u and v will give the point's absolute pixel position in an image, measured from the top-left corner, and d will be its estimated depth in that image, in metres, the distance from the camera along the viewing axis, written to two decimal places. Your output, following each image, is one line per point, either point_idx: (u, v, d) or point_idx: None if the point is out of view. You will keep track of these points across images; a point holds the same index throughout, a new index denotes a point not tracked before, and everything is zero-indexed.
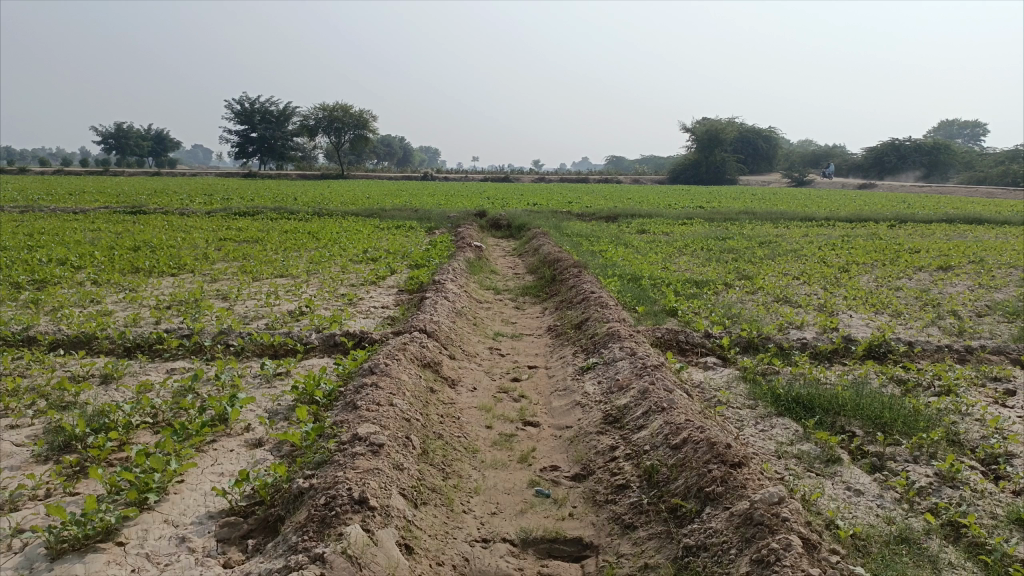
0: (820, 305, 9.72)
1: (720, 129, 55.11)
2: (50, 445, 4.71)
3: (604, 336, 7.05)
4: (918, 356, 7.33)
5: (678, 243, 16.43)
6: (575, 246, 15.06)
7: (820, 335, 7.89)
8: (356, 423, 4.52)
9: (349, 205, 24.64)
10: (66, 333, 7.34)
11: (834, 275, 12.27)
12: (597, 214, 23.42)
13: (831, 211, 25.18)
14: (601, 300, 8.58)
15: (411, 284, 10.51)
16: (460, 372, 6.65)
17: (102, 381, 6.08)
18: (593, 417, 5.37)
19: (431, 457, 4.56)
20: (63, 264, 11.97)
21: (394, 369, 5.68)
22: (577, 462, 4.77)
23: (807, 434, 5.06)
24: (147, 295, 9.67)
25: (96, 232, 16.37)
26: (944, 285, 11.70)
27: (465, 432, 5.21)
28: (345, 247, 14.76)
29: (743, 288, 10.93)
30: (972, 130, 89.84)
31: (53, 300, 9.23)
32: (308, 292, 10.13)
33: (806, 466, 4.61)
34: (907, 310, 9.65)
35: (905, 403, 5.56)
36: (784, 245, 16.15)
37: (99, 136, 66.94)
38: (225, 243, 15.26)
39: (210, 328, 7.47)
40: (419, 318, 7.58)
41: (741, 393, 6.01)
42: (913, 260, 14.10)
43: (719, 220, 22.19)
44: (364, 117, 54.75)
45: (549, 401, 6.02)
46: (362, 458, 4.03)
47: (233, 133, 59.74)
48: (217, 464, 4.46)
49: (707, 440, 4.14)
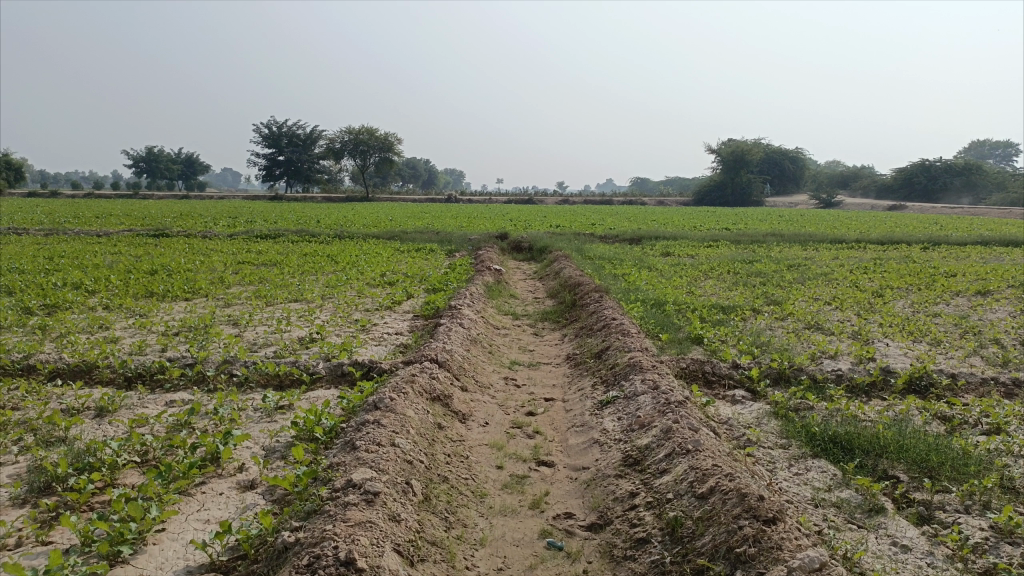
0: (854, 333, 9.24)
1: (747, 150, 54.47)
2: (30, 487, 4.41)
3: (625, 368, 6.66)
4: (963, 391, 6.83)
5: (704, 266, 16.00)
6: (597, 269, 14.70)
7: (856, 365, 7.43)
8: (352, 466, 4.18)
9: (371, 228, 24.50)
10: (68, 360, 7.11)
11: (868, 300, 11.77)
12: (622, 235, 23.06)
13: (862, 232, 24.62)
14: (622, 327, 8.20)
15: (427, 309, 10.21)
16: (472, 406, 6.29)
17: (96, 415, 5.80)
18: (612, 458, 4.97)
19: (432, 504, 4.20)
20: (78, 288, 11.82)
21: (400, 404, 5.32)
22: (593, 509, 4.37)
23: (846, 479, 4.63)
24: (157, 320, 9.44)
25: (115, 255, 16.27)
26: (984, 311, 11.14)
27: (474, 474, 4.84)
28: (362, 270, 14.51)
29: (772, 314, 10.47)
30: (1005, 151, 88.48)
31: (61, 326, 9.02)
32: (321, 317, 9.86)
33: (846, 517, 4.19)
34: (947, 338, 9.14)
35: (952, 444, 5.11)
36: (814, 268, 15.66)
37: (130, 160, 68.10)
38: (242, 266, 15.07)
39: (215, 356, 7.20)
40: (431, 346, 7.24)
41: (773, 431, 5.58)
42: (949, 284, 13.55)
43: (745, 242, 21.65)
44: (388, 140, 54.94)
45: (565, 439, 5.64)
46: (354, 508, 3.68)
47: (261, 157, 60.43)
48: (204, 510, 4.14)
49: (737, 491, 3.73)
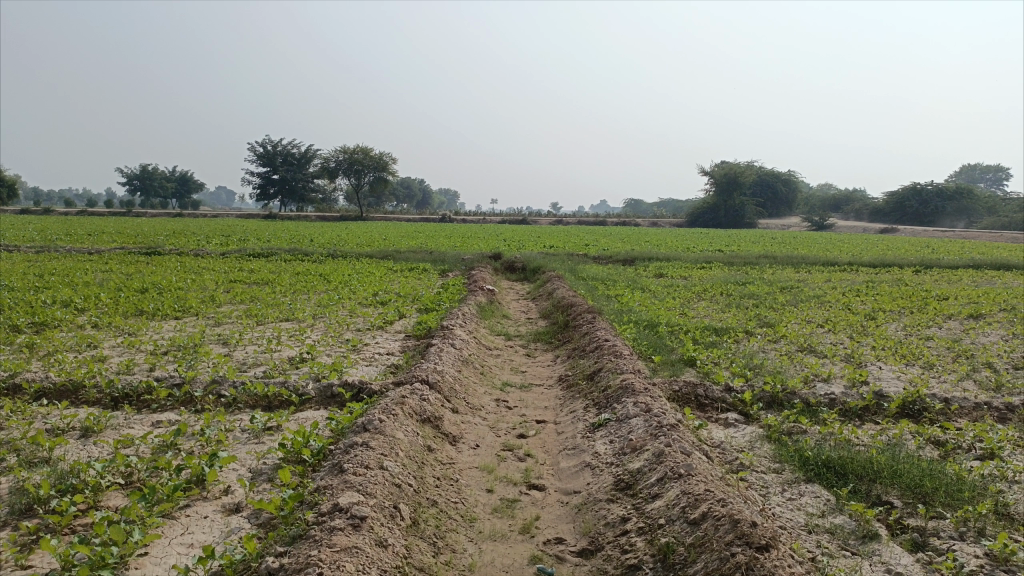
0: (847, 356, 9.22)
1: (740, 172, 54.77)
2: (10, 509, 4.31)
3: (617, 390, 6.61)
4: (956, 415, 6.81)
5: (697, 287, 16.00)
6: (590, 290, 14.68)
7: (849, 389, 7.40)
8: (339, 490, 4.11)
9: (364, 247, 24.46)
10: (54, 379, 7.02)
11: (860, 323, 11.76)
12: (615, 256, 23.08)
13: (855, 255, 24.70)
14: (615, 348, 8.16)
15: (419, 329, 10.15)
16: (462, 428, 6.22)
17: (81, 436, 5.71)
18: (604, 482, 4.92)
19: (420, 529, 4.14)
20: (67, 306, 11.73)
21: (390, 426, 5.26)
22: (584, 534, 4.31)
23: (840, 505, 4.58)
24: (146, 339, 9.35)
25: (106, 273, 16.16)
26: (976, 335, 11.15)
27: (464, 497, 4.78)
28: (355, 289, 14.44)
29: (764, 337, 10.44)
30: (995, 175, 89.27)
31: (49, 344, 8.92)
32: (312, 336, 9.79)
33: (840, 543, 4.14)
34: (939, 361, 9.13)
35: (946, 469, 5.07)
36: (807, 291, 15.68)
37: (124, 177, 68.07)
38: (234, 285, 15.00)
39: (203, 376, 7.12)
40: (422, 367, 7.19)
41: (765, 455, 5.54)
42: (941, 307, 13.57)
43: (738, 264, 21.67)
44: (383, 160, 55.08)
45: (556, 462, 5.58)
46: (341, 533, 3.61)
47: (255, 175, 60.49)
48: (188, 534, 4.06)
49: (730, 517, 3.68)
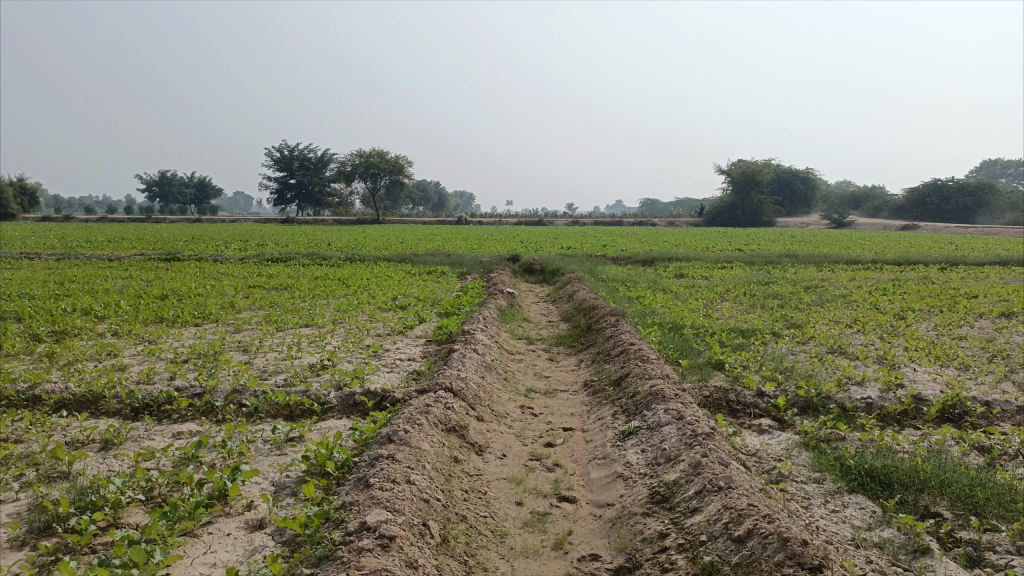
0: (880, 358, 8.99)
1: (757, 171, 54.24)
2: (28, 528, 4.20)
3: (647, 397, 6.42)
4: (999, 419, 6.56)
5: (720, 288, 15.75)
6: (611, 292, 14.48)
7: (885, 392, 7.17)
8: (366, 506, 3.97)
9: (382, 251, 24.36)
10: (74, 390, 6.93)
11: (890, 323, 11.50)
12: (634, 257, 22.83)
13: (878, 253, 24.28)
14: (641, 352, 7.97)
15: (440, 334, 10.01)
16: (488, 437, 6.07)
17: (101, 449, 5.61)
18: (638, 494, 4.74)
19: (451, 547, 3.99)
20: (87, 314, 11.70)
21: (415, 437, 5.11)
22: (621, 550, 4.13)
23: (887, 517, 4.38)
24: (166, 348, 9.26)
25: (126, 280, 16.13)
26: (1010, 334, 10.84)
27: (493, 511, 4.62)
28: (374, 293, 14.33)
29: (793, 338, 10.20)
30: (1017, 169, 88.01)
31: (68, 354, 8.85)
32: (332, 342, 9.68)
33: (891, 559, 3.93)
34: (975, 362, 8.86)
35: (994, 476, 4.84)
36: (831, 290, 15.39)
37: (144, 184, 68.66)
38: (253, 291, 14.94)
39: (224, 385, 7.00)
40: (445, 373, 7.03)
41: (805, 465, 5.33)
42: (972, 306, 13.25)
43: (760, 264, 21.35)
44: (399, 163, 55.14)
45: (586, 472, 5.41)
46: (369, 554, 3.48)
47: (273, 180, 60.75)
48: (210, 553, 3.94)
49: (778, 535, 3.50)
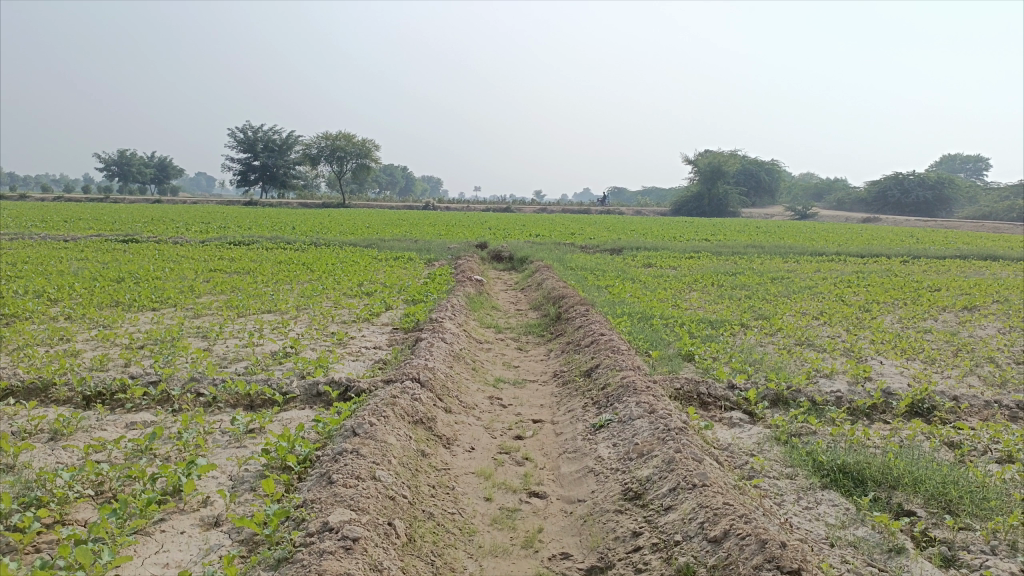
0: (847, 350, 9.01)
1: (724, 161, 54.61)
2: None
3: (618, 389, 6.32)
4: (966, 414, 6.58)
5: (688, 278, 15.74)
6: (580, 280, 14.37)
7: (853, 386, 7.17)
8: (329, 505, 3.80)
9: (347, 235, 23.92)
10: (21, 377, 6.60)
11: (856, 315, 11.56)
12: (602, 246, 22.77)
13: (842, 245, 24.57)
14: (612, 343, 7.86)
15: (407, 321, 9.80)
16: (456, 429, 5.91)
17: (49, 439, 5.35)
18: (610, 490, 4.63)
19: (417, 547, 3.84)
20: (39, 297, 11.24)
21: (381, 430, 4.92)
22: (593, 549, 4.02)
23: (862, 516, 4.32)
24: (122, 332, 8.92)
25: (81, 262, 15.60)
26: (973, 328, 10.96)
27: (462, 507, 4.48)
28: (339, 279, 14.05)
29: (761, 330, 10.18)
30: (975, 165, 89.90)
31: (18, 338, 8.48)
32: (296, 329, 9.43)
33: (866, 559, 3.87)
34: (941, 356, 8.92)
35: (967, 474, 4.81)
36: (798, 281, 15.49)
37: (103, 163, 67.03)
38: (214, 274, 14.55)
39: (181, 373, 6.75)
40: (412, 363, 6.85)
41: (777, 459, 5.26)
42: (936, 299, 13.40)
43: (727, 254, 21.40)
44: (366, 147, 54.47)
45: (557, 466, 5.28)
46: (331, 557, 3.31)
47: (237, 161, 59.66)
48: (163, 552, 3.73)
49: (756, 537, 3.42)
